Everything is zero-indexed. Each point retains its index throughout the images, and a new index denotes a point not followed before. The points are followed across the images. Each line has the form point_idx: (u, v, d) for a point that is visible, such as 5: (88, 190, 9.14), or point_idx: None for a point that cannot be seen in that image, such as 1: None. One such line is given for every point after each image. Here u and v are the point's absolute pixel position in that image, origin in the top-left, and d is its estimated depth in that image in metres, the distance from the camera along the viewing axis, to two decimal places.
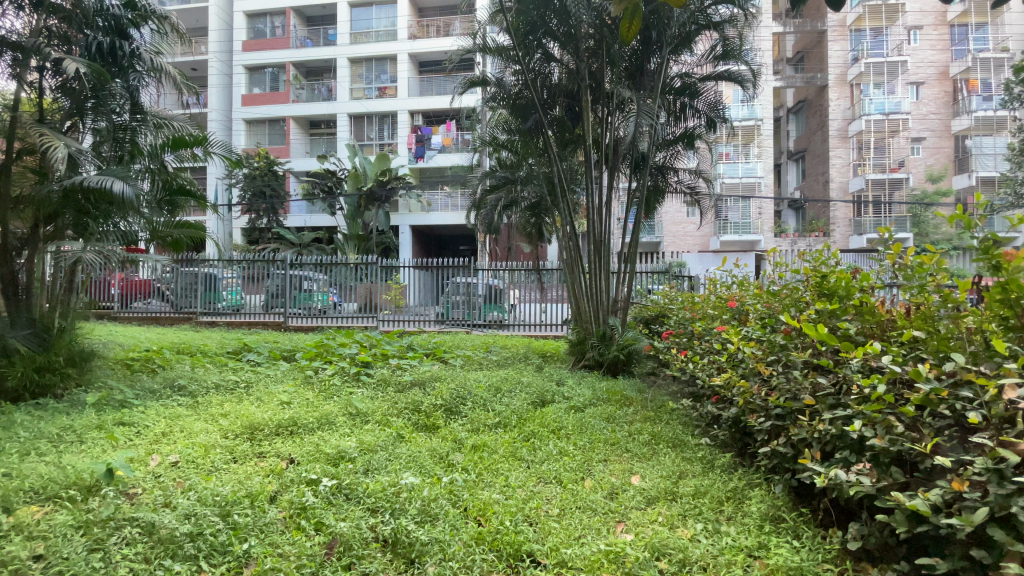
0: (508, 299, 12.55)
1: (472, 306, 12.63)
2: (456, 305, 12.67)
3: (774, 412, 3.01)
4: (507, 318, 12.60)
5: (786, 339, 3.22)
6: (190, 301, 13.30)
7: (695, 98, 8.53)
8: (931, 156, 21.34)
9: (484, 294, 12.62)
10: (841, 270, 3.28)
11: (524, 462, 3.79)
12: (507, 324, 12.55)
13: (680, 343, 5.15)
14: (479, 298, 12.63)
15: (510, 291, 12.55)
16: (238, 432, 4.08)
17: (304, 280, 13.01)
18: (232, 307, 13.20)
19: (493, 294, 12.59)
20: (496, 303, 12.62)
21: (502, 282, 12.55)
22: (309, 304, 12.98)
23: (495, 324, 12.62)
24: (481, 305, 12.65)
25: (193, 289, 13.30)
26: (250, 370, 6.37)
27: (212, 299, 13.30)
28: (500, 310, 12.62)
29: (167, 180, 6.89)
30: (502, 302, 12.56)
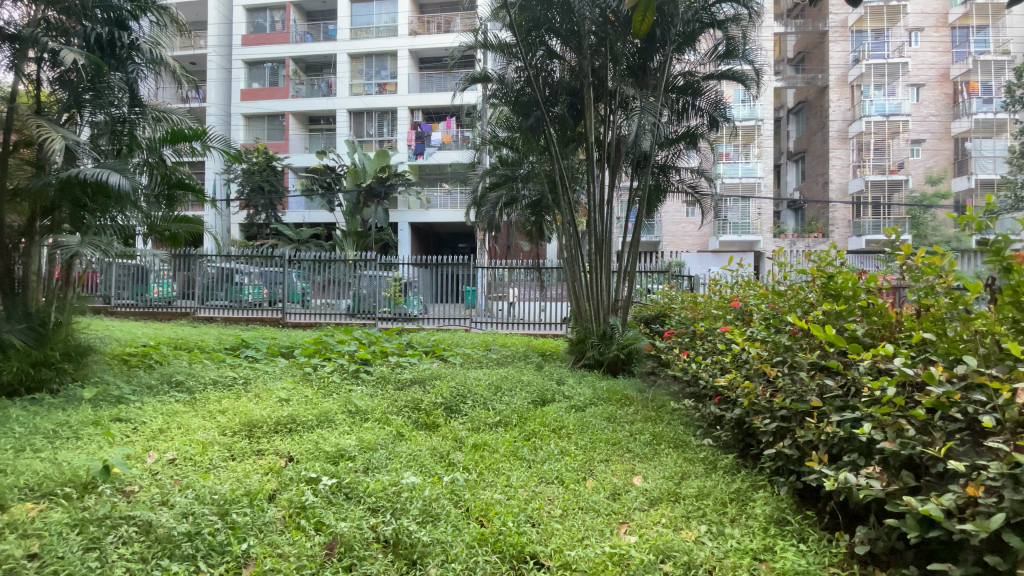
0: (413, 293, 12.79)
1: (379, 299, 12.87)
2: (365, 297, 12.89)
3: (779, 413, 2.98)
4: (413, 310, 12.77)
5: (793, 340, 3.19)
6: (120, 292, 13.36)
7: (697, 97, 8.50)
8: (931, 158, 21.44)
9: (392, 287, 12.89)
10: (848, 271, 3.25)
11: (525, 461, 3.76)
12: (416, 317, 12.71)
13: (682, 343, 5.12)
14: (386, 292, 12.88)
15: (415, 285, 12.84)
16: (235, 429, 4.03)
17: (234, 274, 13.19)
18: (162, 299, 13.25)
19: (399, 288, 12.84)
20: (404, 297, 12.85)
21: (409, 275, 12.88)
22: (240, 297, 13.18)
23: (402, 317, 12.78)
24: (388, 298, 12.88)
25: (128, 281, 13.40)
26: (249, 366, 6.31)
27: (144, 292, 13.34)
28: (407, 304, 12.81)
29: (166, 176, 6.79)
30: (408, 296, 12.80)
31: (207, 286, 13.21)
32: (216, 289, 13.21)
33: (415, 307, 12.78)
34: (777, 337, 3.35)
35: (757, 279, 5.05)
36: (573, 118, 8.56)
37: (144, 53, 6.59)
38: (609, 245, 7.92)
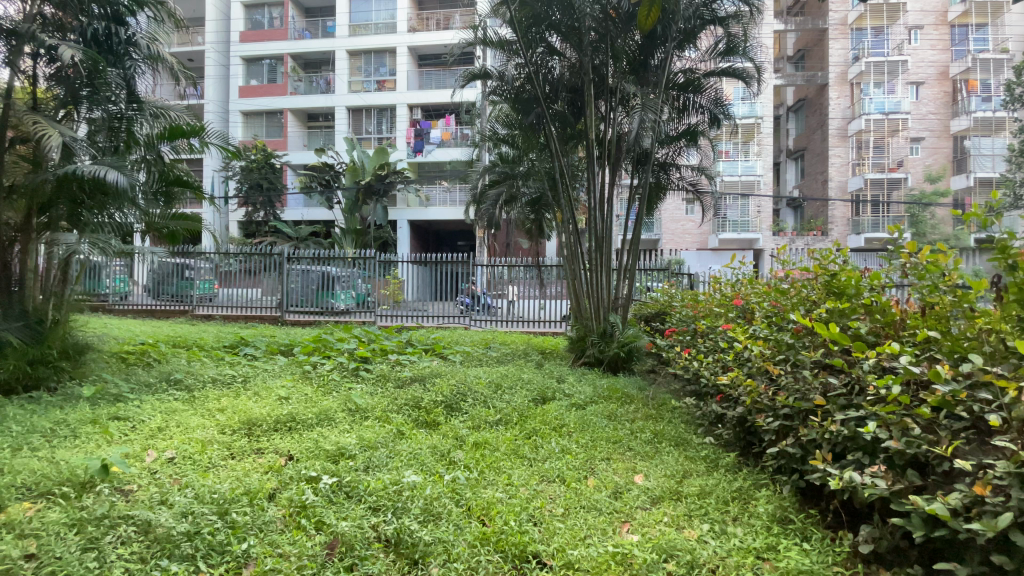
0: (339, 288, 12.93)
1: (306, 293, 12.97)
2: (294, 291, 12.96)
3: (782, 412, 2.96)
4: (340, 304, 12.95)
5: (797, 338, 3.16)
6: None
7: (698, 94, 8.47)
8: (930, 156, 21.28)
9: (318, 281, 12.97)
10: (850, 269, 3.24)
11: (526, 459, 3.75)
12: (339, 310, 12.91)
13: (683, 340, 5.09)
14: (312, 286, 12.98)
15: (342, 279, 12.96)
16: (234, 427, 4.02)
17: (185, 269, 13.23)
18: (116, 294, 13.26)
19: (326, 283, 12.95)
20: (329, 290, 12.97)
21: (337, 270, 12.99)
22: (188, 291, 13.23)
23: (327, 311, 12.95)
24: (315, 292, 12.98)
25: None
26: (247, 365, 6.27)
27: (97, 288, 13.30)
28: (333, 298, 12.96)
29: (163, 172, 6.74)
30: (333, 290, 12.93)
31: (158, 280, 13.26)
32: (166, 282, 13.26)
33: (340, 301, 12.96)
34: (780, 335, 3.32)
35: (759, 276, 5.02)
36: (574, 115, 8.53)
37: (142, 49, 6.52)
38: (609, 243, 7.90)
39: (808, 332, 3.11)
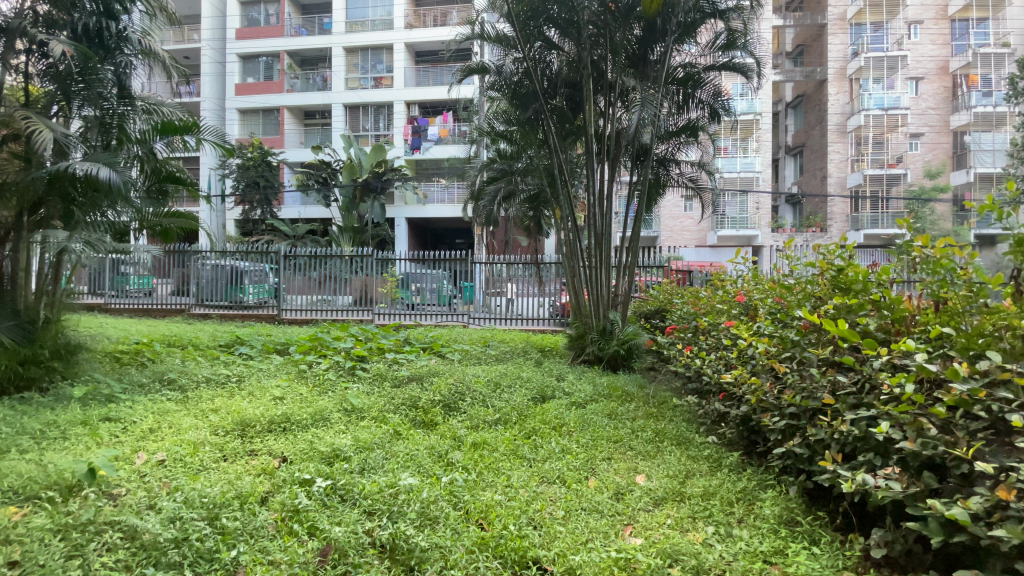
0: (248, 282, 12.96)
1: (215, 288, 13.01)
2: (206, 286, 13.03)
3: (788, 411, 2.89)
4: (249, 298, 12.99)
5: (806, 336, 3.06)
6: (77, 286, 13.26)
7: (698, 88, 8.36)
8: (929, 152, 21.21)
9: (228, 276, 13.00)
10: (858, 263, 3.16)
11: (526, 460, 3.67)
12: (247, 304, 12.98)
13: (684, 338, 4.99)
14: (221, 281, 13.02)
15: (252, 274, 12.98)
16: (228, 428, 3.94)
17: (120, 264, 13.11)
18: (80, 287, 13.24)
19: (235, 277, 12.96)
20: (239, 284, 13.00)
21: (246, 264, 12.99)
22: (123, 286, 13.17)
23: (237, 305, 13.03)
24: (225, 287, 13.03)
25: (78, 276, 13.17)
26: (242, 364, 6.18)
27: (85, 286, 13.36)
28: (242, 292, 12.99)
29: (156, 169, 6.63)
30: (241, 284, 12.96)
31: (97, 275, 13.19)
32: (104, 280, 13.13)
33: (251, 295, 13.00)
34: (785, 331, 3.23)
35: (763, 272, 4.92)
36: (573, 110, 8.45)
37: (133, 44, 6.38)
38: (609, 240, 7.81)
39: (813, 327, 3.03)
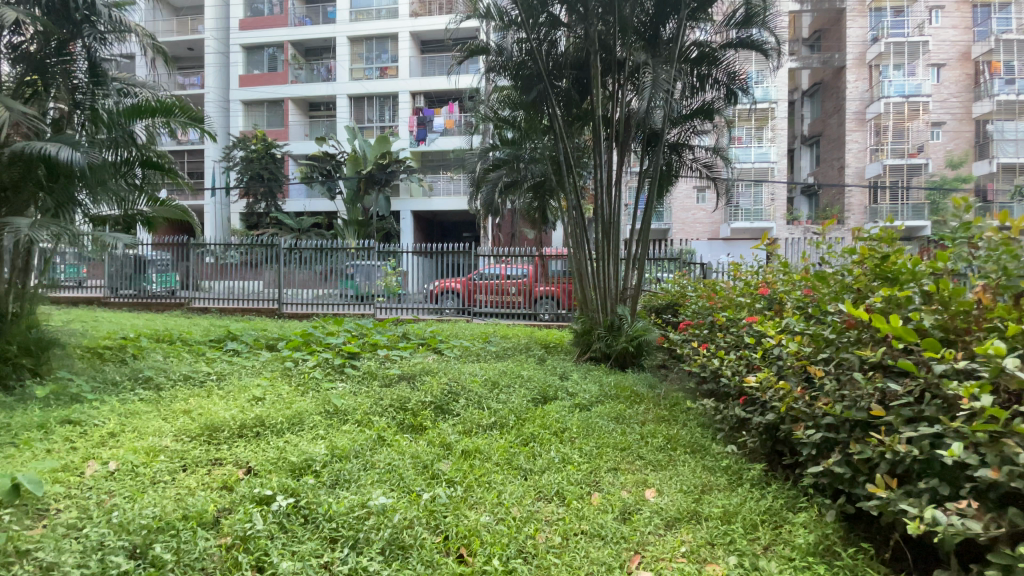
0: (152, 272, 13.01)
1: (122, 277, 13.15)
2: (115, 275, 13.15)
3: (825, 422, 2.47)
4: (152, 287, 13.06)
5: (852, 336, 2.57)
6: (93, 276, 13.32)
7: (714, 67, 7.85)
8: (952, 141, 20.28)
9: (133, 265, 13.08)
10: (906, 251, 2.74)
11: (522, 471, 3.28)
12: (152, 294, 13.06)
13: (700, 335, 4.56)
14: (127, 269, 13.12)
15: (157, 264, 13.03)
16: (195, 434, 3.59)
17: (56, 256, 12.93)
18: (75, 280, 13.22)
19: (139, 266, 13.03)
20: (143, 274, 13.07)
21: (152, 254, 13.04)
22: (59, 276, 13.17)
23: (142, 294, 13.14)
24: (130, 274, 13.14)
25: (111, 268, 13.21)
26: (227, 361, 5.85)
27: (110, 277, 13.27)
28: (146, 281, 13.06)
29: (137, 155, 6.35)
30: (146, 274, 13.03)
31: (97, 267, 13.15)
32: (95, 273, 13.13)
33: (156, 284, 13.07)
34: (818, 328, 2.81)
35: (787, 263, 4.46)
36: (579, 93, 8.04)
37: (103, 17, 6.00)
38: (618, 230, 7.35)
39: (855, 323, 2.56)
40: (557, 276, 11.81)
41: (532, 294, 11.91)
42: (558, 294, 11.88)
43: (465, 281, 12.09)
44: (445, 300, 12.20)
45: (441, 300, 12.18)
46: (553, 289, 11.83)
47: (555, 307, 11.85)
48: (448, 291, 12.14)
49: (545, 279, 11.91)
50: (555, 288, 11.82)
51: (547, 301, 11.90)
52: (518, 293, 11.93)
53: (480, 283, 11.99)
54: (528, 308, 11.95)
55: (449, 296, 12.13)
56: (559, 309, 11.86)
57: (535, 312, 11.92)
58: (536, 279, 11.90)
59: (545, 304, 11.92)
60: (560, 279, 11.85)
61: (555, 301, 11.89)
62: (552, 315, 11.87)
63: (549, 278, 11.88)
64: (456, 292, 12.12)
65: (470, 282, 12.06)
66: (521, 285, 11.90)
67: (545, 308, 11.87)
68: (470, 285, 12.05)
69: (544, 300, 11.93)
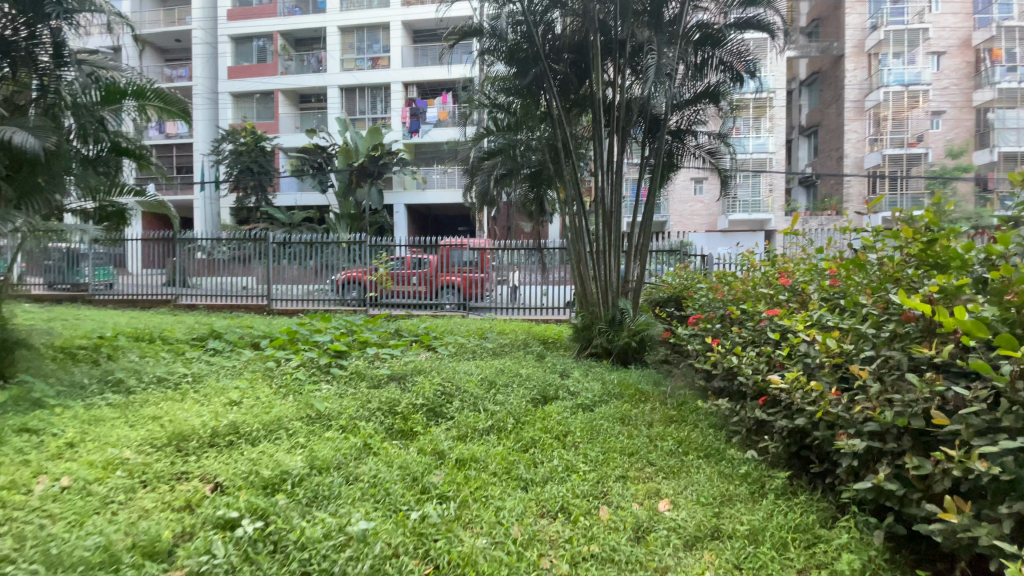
0: (86, 265, 12.82)
1: (53, 270, 12.87)
2: (50, 268, 12.87)
3: (868, 428, 2.20)
4: (86, 280, 12.91)
5: (902, 330, 2.28)
6: (54, 276, 12.91)
7: (718, 48, 7.50)
8: (952, 130, 18.81)
9: (67, 259, 12.88)
10: (954, 234, 2.46)
11: (522, 484, 2.97)
12: (87, 287, 12.91)
13: (711, 329, 4.25)
14: (61, 264, 12.89)
15: (91, 257, 12.85)
16: (160, 443, 3.25)
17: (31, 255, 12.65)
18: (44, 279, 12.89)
19: (72, 260, 12.80)
20: (77, 267, 12.87)
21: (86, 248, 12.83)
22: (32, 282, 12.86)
23: (76, 287, 12.99)
24: (63, 267, 12.91)
25: (58, 265, 12.90)
26: (207, 361, 5.48)
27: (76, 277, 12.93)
28: (80, 275, 12.89)
29: (106, 141, 6.23)
30: (79, 267, 12.85)
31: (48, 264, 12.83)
32: (60, 269, 12.89)
33: (91, 278, 12.90)
34: (857, 323, 2.52)
35: (806, 252, 4.13)
36: (577, 77, 7.71)
37: None
38: (619, 221, 7.03)
39: (910, 315, 2.25)
40: (459, 266, 11.79)
41: (436, 284, 11.90)
42: (460, 284, 11.83)
43: (368, 272, 11.94)
44: (349, 290, 12.05)
45: (346, 291, 12.04)
46: (456, 279, 11.80)
47: (458, 297, 11.83)
48: (352, 281, 11.98)
49: (447, 270, 11.90)
50: (457, 278, 11.79)
51: (450, 291, 11.85)
52: (420, 283, 11.90)
53: (383, 273, 11.88)
54: (431, 297, 11.93)
55: (352, 286, 11.97)
56: (462, 299, 11.84)
57: (438, 301, 11.87)
58: (439, 269, 11.90)
59: (448, 294, 11.89)
60: (462, 269, 11.82)
61: (458, 291, 11.85)
62: (455, 304, 11.83)
63: (452, 268, 11.87)
64: (359, 282, 11.98)
65: (373, 273, 11.92)
66: (424, 274, 11.89)
67: (448, 297, 11.85)
68: (374, 275, 11.93)
69: (447, 289, 11.89)
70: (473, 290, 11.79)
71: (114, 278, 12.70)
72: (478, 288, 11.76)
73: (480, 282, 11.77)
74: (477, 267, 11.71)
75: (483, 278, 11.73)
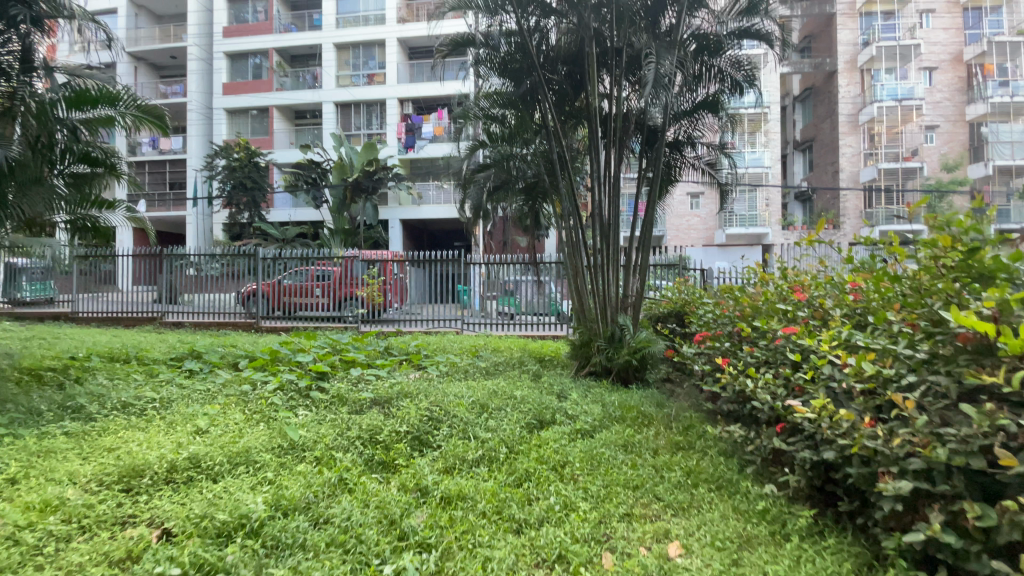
0: (23, 280, 12.67)
1: None
2: None
3: (914, 465, 1.94)
4: (24, 295, 12.76)
5: (950, 352, 2.03)
6: None
7: (715, 57, 7.32)
8: (945, 144, 19.22)
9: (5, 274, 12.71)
10: (999, 244, 2.20)
11: (514, 525, 2.64)
12: (24, 301, 12.76)
13: (718, 347, 3.96)
14: None
15: (31, 272, 12.74)
16: (110, 480, 2.91)
17: None
18: None
19: (10, 275, 12.61)
20: (14, 283, 12.68)
21: (23, 263, 12.67)
22: None
23: (13, 302, 12.75)
24: None
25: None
26: (179, 384, 5.13)
27: (12, 291, 12.71)
28: (18, 290, 12.72)
29: (76, 149, 5.99)
30: (16, 282, 12.64)
31: None
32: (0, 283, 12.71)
33: (28, 292, 12.78)
34: (893, 346, 2.25)
35: (818, 264, 3.86)
36: (573, 88, 7.54)
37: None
38: (617, 234, 6.75)
39: (961, 336, 1.99)
40: (360, 278, 11.66)
41: (338, 296, 11.72)
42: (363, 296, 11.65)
43: (271, 285, 11.79)
44: (254, 303, 11.89)
45: (250, 304, 11.87)
46: (357, 291, 11.63)
47: (360, 309, 11.62)
48: (256, 294, 11.84)
49: (350, 281, 11.73)
50: (360, 289, 11.63)
51: (352, 303, 11.68)
52: (323, 295, 11.72)
53: (286, 285, 11.76)
54: (333, 310, 11.74)
55: (256, 299, 11.84)
56: (364, 311, 11.63)
57: (341, 314, 11.67)
58: (341, 281, 11.74)
59: (351, 306, 11.68)
60: (364, 281, 11.66)
61: (360, 303, 11.64)
62: (358, 316, 11.64)
63: (355, 280, 11.71)
64: (263, 294, 11.84)
65: (277, 286, 11.78)
66: (327, 286, 11.73)
67: (351, 309, 11.64)
68: (278, 288, 11.80)
69: (350, 302, 11.70)
70: (375, 301, 11.58)
71: (53, 293, 12.66)
72: (380, 299, 11.55)
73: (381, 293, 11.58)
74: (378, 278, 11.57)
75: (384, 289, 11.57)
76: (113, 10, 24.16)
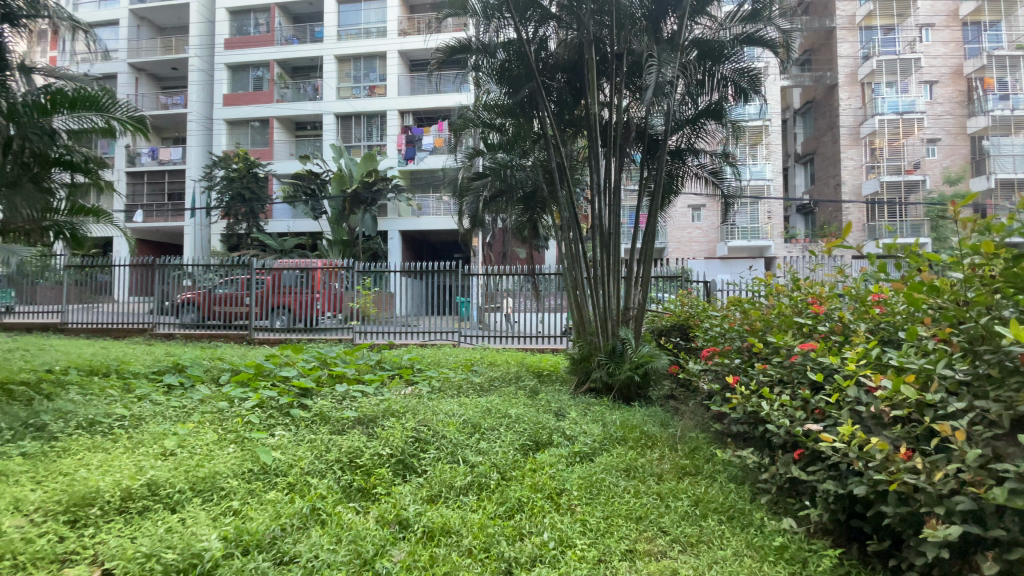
0: None
1: None
2: None
3: (964, 504, 1.67)
4: None
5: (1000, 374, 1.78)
6: None
7: (719, 64, 7.15)
8: (947, 157, 19.83)
9: None
10: None
11: (503, 563, 2.37)
12: None
13: (727, 363, 3.69)
14: None
15: None
16: (58, 509, 2.63)
17: None
18: None
19: None
20: None
21: None
22: None
23: None
24: None
25: None
26: (154, 399, 4.85)
27: None
28: None
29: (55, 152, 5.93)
30: None
31: None
32: None
33: None
34: (934, 366, 1.99)
35: (834, 275, 3.59)
36: (573, 96, 7.35)
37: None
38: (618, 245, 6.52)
39: (1014, 355, 1.75)
40: (290, 287, 11.60)
41: (268, 304, 11.64)
42: (293, 306, 11.58)
43: (203, 295, 11.74)
44: (186, 312, 11.86)
45: (182, 313, 11.85)
46: (287, 300, 11.56)
47: (289, 318, 11.56)
48: (189, 303, 11.81)
49: (281, 290, 11.66)
50: (290, 299, 11.57)
51: (281, 312, 11.59)
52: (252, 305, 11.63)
53: (218, 294, 11.69)
54: (264, 319, 11.64)
55: (188, 308, 11.80)
56: (293, 320, 11.58)
57: (270, 323, 11.59)
58: (272, 290, 11.65)
59: (280, 315, 11.60)
60: (294, 290, 11.62)
61: (289, 312, 11.58)
62: (287, 325, 11.57)
63: (285, 289, 11.65)
64: (196, 303, 11.80)
65: (208, 295, 11.73)
66: (256, 296, 11.65)
67: (281, 318, 11.57)
68: (209, 297, 11.76)
69: (279, 311, 11.61)
70: (304, 311, 11.52)
71: (11, 301, 12.46)
72: (309, 309, 11.51)
73: (310, 302, 11.52)
74: (307, 287, 11.51)
75: (313, 298, 11.51)
76: (115, 22, 24.25)
